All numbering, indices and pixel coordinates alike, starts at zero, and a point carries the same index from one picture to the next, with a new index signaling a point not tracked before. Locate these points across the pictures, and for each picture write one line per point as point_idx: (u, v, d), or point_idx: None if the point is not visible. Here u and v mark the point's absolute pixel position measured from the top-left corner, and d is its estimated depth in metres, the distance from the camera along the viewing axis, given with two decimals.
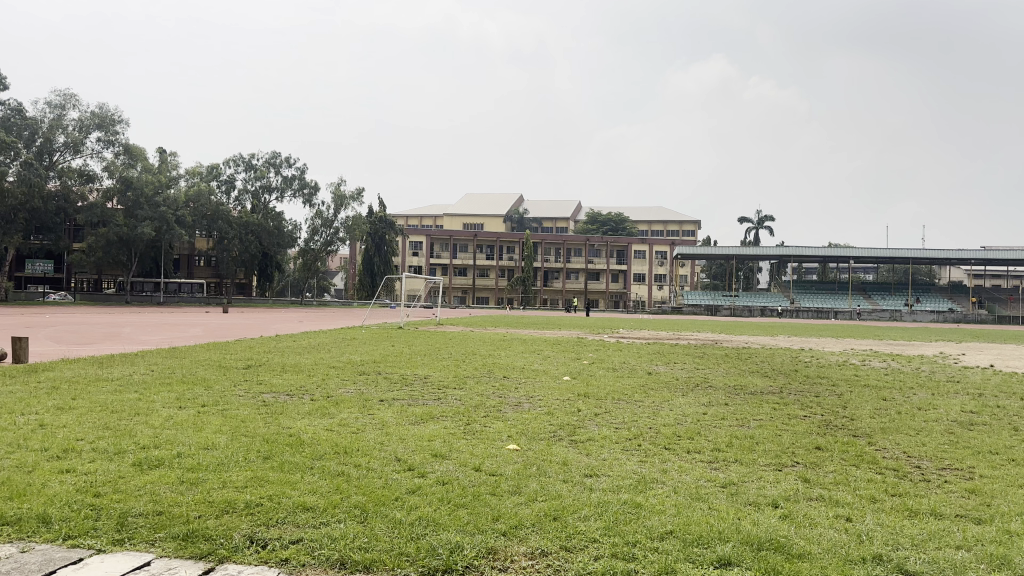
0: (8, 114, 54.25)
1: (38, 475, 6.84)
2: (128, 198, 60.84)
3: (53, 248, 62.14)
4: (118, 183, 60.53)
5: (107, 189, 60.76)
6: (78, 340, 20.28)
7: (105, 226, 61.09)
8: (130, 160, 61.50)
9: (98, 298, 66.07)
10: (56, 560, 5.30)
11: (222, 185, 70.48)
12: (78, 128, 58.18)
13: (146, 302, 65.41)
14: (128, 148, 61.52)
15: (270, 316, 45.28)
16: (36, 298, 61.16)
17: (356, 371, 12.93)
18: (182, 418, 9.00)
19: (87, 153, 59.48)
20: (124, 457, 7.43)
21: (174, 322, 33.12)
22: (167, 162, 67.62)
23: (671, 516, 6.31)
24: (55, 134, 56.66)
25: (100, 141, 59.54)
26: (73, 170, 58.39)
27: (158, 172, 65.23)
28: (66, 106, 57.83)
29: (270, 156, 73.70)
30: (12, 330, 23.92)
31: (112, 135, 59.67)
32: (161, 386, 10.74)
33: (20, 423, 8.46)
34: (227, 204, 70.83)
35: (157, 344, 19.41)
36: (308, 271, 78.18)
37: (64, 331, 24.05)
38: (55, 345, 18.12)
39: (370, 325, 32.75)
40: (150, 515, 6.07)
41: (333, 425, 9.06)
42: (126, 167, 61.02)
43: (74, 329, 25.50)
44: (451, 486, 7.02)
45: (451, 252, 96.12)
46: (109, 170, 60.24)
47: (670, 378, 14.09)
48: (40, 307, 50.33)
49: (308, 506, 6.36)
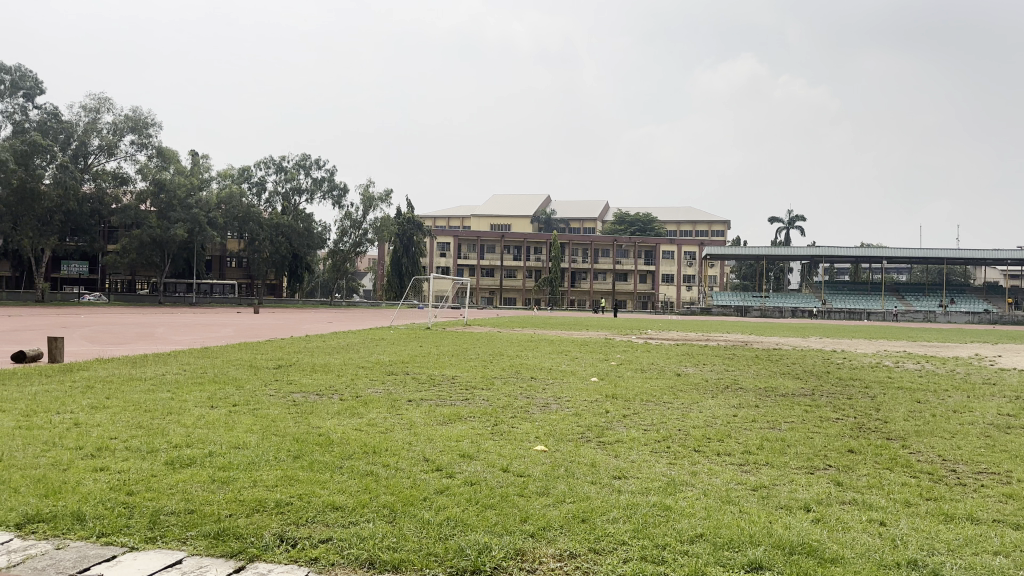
0: (45, 118, 55.29)
1: (73, 473, 6.96)
2: (161, 201, 61.77)
3: (89, 249, 63.42)
4: (151, 185, 61.45)
5: (140, 191, 61.83)
6: (112, 339, 20.68)
7: (139, 228, 62.23)
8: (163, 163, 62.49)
9: (134, 299, 67.32)
10: (90, 557, 5.38)
11: (253, 187, 71.31)
12: (113, 131, 59.18)
13: (179, 303, 66.53)
14: (161, 151, 62.49)
15: (301, 316, 45.77)
16: (73, 299, 62.47)
17: (385, 372, 13.02)
18: (214, 417, 9.11)
19: (121, 156, 60.51)
20: (157, 456, 7.54)
21: (206, 322, 33.68)
22: (198, 164, 68.63)
23: (701, 519, 6.23)
24: (90, 137, 57.70)
25: (134, 144, 60.54)
26: (107, 173, 59.39)
27: (190, 174, 66.22)
28: (102, 109, 58.86)
29: (301, 158, 74.38)
30: (50, 330, 24.46)
31: (145, 138, 60.62)
32: (194, 386, 10.89)
33: (56, 422, 8.63)
34: (258, 205, 71.69)
35: (189, 344, 19.70)
36: (337, 272, 78.84)
37: (100, 331, 24.54)
38: (91, 345, 18.48)
39: (399, 326, 32.97)
40: (182, 513, 6.14)
41: (361, 425, 9.11)
42: (159, 170, 61.96)
43: (109, 329, 26.00)
44: (479, 487, 7.02)
45: (478, 253, 96.45)
46: (143, 172, 61.29)
47: (699, 379, 13.97)
48: (76, 308, 51.38)
49: (337, 505, 6.40)
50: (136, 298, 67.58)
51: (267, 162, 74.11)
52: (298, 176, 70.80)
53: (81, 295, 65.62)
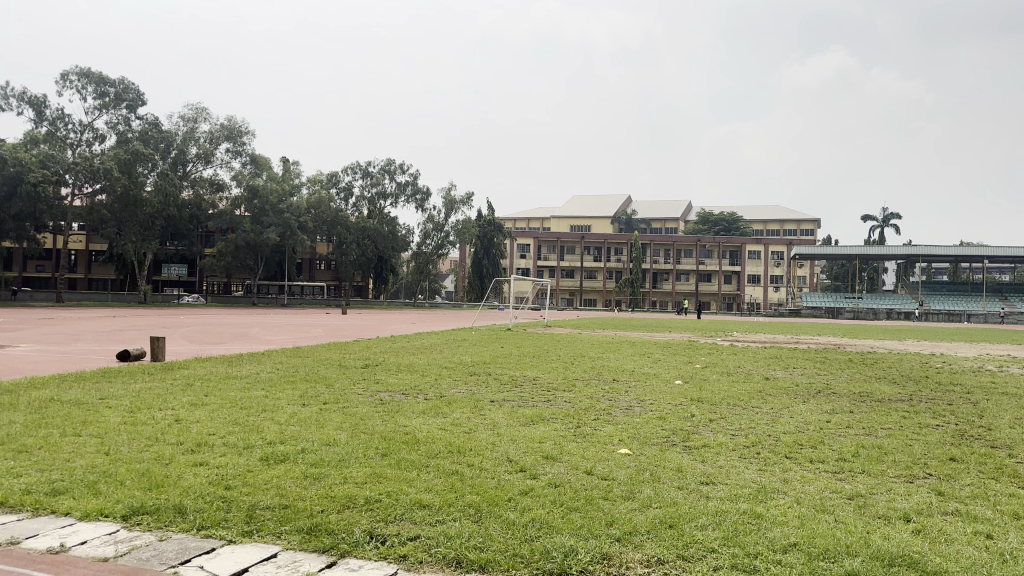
0: (147, 128, 58.23)
1: (175, 467, 7.30)
2: (255, 206, 64.28)
3: (188, 253, 66.61)
4: (245, 192, 63.97)
5: (235, 197, 64.63)
6: (210, 339, 21.66)
7: (234, 233, 65.17)
8: (256, 169, 65.06)
9: (229, 300, 70.31)
10: (191, 549, 5.62)
11: (341, 192, 73.35)
12: (209, 139, 61.99)
13: (271, 304, 69.18)
14: (255, 158, 65.09)
15: (386, 318, 46.78)
16: (173, 300, 65.76)
17: (468, 372, 13.15)
18: (305, 415, 9.40)
19: (217, 163, 63.34)
20: (252, 452, 7.83)
21: (297, 323, 34.80)
22: (290, 171, 71.21)
23: (793, 528, 6.02)
24: (189, 145, 60.70)
25: (229, 152, 63.29)
26: (204, 180, 62.23)
27: (281, 181, 68.76)
28: (200, 119, 61.79)
29: (386, 163, 75.99)
30: (153, 330, 25.83)
31: (239, 146, 63.25)
32: (286, 384, 11.26)
33: (160, 418, 9.08)
34: (346, 210, 73.74)
35: (280, 343, 20.39)
36: (420, 274, 80.29)
37: (198, 331, 25.70)
38: (190, 344, 19.38)
39: (480, 327, 33.26)
40: (277, 508, 6.35)
41: (446, 425, 9.22)
42: (252, 176, 64.55)
43: (207, 329, 27.18)
44: (563, 490, 6.98)
45: (558, 254, 96.41)
46: (237, 179, 63.93)
47: (788, 383, 13.51)
48: (176, 309, 54.21)
49: (424, 504, 6.48)
50: (232, 299, 70.59)
51: (354, 167, 76.05)
52: (384, 181, 72.37)
53: (181, 297, 68.98)
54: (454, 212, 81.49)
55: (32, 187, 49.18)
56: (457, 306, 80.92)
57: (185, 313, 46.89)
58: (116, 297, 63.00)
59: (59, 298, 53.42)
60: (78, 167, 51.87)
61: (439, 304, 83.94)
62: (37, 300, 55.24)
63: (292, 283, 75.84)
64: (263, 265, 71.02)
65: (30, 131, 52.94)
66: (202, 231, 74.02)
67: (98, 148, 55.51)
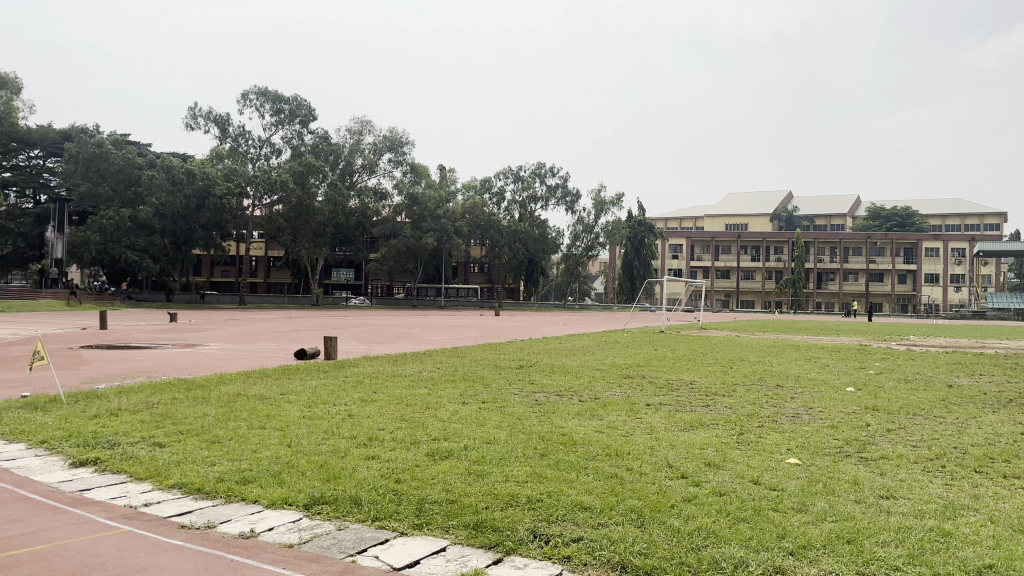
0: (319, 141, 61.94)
1: (349, 460, 7.74)
2: (414, 212, 66.91)
3: (354, 258, 70.63)
4: (406, 199, 66.95)
5: (397, 205, 67.65)
6: (377, 339, 22.92)
7: (396, 238, 67.88)
8: (416, 178, 67.75)
9: (392, 302, 73.84)
10: (366, 539, 5.93)
11: (494, 196, 75.00)
12: (373, 150, 65.42)
13: (429, 306, 72.00)
14: (415, 167, 67.73)
15: (541, 319, 47.38)
16: (341, 303, 69.95)
17: (622, 375, 13.04)
18: (466, 413, 9.67)
19: (380, 173, 66.84)
20: (419, 447, 8.16)
21: (458, 324, 36.04)
22: (446, 177, 73.71)
23: (990, 549, 5.46)
24: (355, 156, 64.57)
25: (392, 162, 66.56)
26: (369, 190, 66.17)
27: (438, 187, 71.29)
28: (365, 131, 65.28)
29: (537, 167, 76.84)
30: (326, 330, 27.66)
31: (401, 155, 66.38)
32: (446, 383, 11.65)
33: (334, 412, 9.67)
34: (499, 214, 75.33)
35: (439, 344, 21.16)
36: (571, 276, 80.68)
37: (366, 332, 27.21)
38: (359, 344, 20.50)
39: (637, 329, 32.90)
40: (444, 503, 6.56)
41: (603, 427, 9.17)
42: (412, 184, 67.38)
43: (374, 330, 28.75)
44: (729, 498, 6.73)
45: (713, 254, 93.69)
46: (398, 187, 66.89)
47: (977, 391, 12.31)
48: (343, 311, 57.42)
49: (586, 506, 6.47)
50: (393, 302, 74.13)
51: (506, 171, 77.43)
52: (536, 185, 73.11)
53: (348, 299, 73.28)
54: (606, 214, 80.97)
55: (219, 199, 54.35)
56: (610, 308, 80.55)
57: (351, 314, 49.68)
58: (290, 300, 67.96)
59: (241, 301, 58.38)
60: (257, 180, 56.65)
61: (592, 307, 83.93)
62: (222, 303, 60.64)
63: (448, 285, 78.52)
64: (422, 268, 73.98)
65: (217, 147, 57.94)
66: (367, 237, 78.39)
67: (276, 161, 59.86)
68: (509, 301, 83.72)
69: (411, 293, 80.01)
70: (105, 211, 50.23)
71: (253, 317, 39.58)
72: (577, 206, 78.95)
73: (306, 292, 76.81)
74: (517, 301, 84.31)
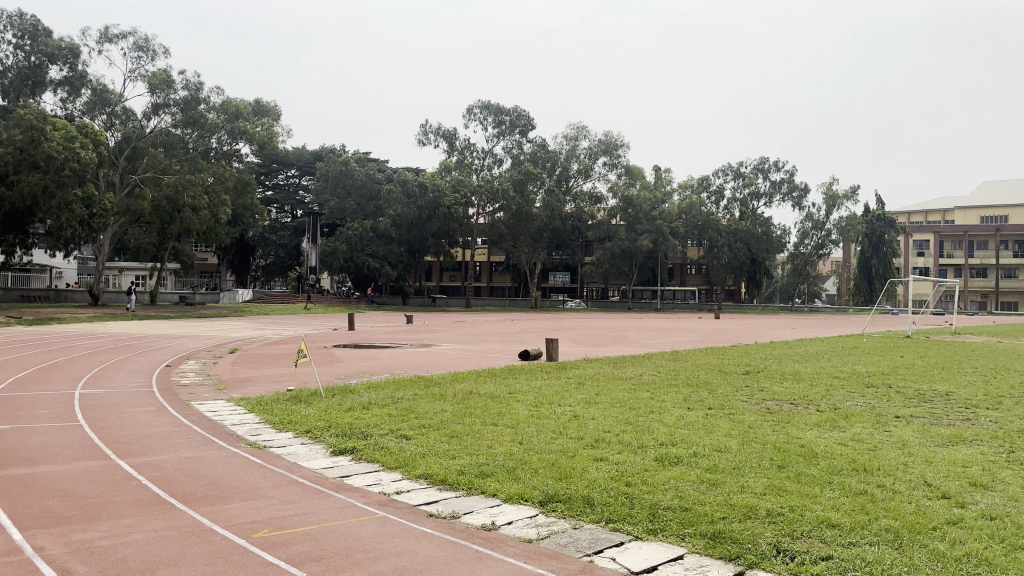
0: (536, 149, 64.02)
1: (580, 460, 7.88)
2: (630, 214, 66.66)
3: (571, 261, 71.71)
4: (621, 202, 66.91)
5: (612, 208, 67.65)
6: (596, 342, 23.13)
7: (611, 241, 68.72)
8: (630, 179, 67.92)
9: (608, 304, 73.99)
10: (602, 540, 6.00)
11: (713, 195, 72.53)
12: (589, 155, 65.87)
13: (646, 308, 71.15)
14: (629, 169, 67.69)
15: (767, 322, 45.06)
16: (559, 305, 71.20)
17: (863, 384, 12.02)
18: (693, 419, 9.47)
19: (595, 177, 66.36)
20: (647, 452, 8.12)
21: (678, 327, 35.34)
22: (662, 178, 72.60)
23: None
24: (571, 162, 65.41)
25: (607, 165, 66.56)
26: (585, 194, 65.90)
27: (654, 189, 70.31)
28: (581, 136, 66.05)
29: (759, 162, 73.17)
30: (548, 333, 28.38)
31: (615, 158, 66.44)
32: (670, 387, 11.48)
33: (561, 413, 9.91)
34: (718, 213, 72.76)
35: (660, 347, 20.87)
36: (797, 277, 75.85)
37: (586, 335, 27.56)
38: (580, 346, 20.81)
39: (878, 333, 30.24)
40: (678, 510, 6.46)
41: (845, 439, 8.54)
42: (626, 187, 67.65)
43: (594, 332, 29.04)
44: (1003, 524, 5.96)
45: (966, 250, 83.63)
46: (614, 191, 66.89)
47: None
48: (561, 314, 58.62)
49: (832, 523, 6.04)
50: (609, 304, 74.29)
51: (725, 169, 74.55)
52: (757, 180, 69.57)
53: (565, 301, 74.43)
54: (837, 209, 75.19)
55: (447, 209, 57.72)
56: (843, 310, 74.79)
57: (567, 317, 50.51)
58: (511, 303, 70.37)
59: (468, 304, 61.53)
60: (481, 189, 59.33)
61: (823, 309, 78.39)
62: (450, 306, 64.22)
63: (664, 287, 77.24)
64: (638, 271, 73.37)
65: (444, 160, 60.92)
66: (582, 241, 79.24)
67: (497, 170, 61.79)
68: (730, 303, 80.68)
69: (627, 296, 79.72)
70: (351, 223, 55.23)
71: (480, 320, 41.60)
72: (804, 203, 74.11)
73: (526, 295, 79.31)
74: (739, 303, 80.96)
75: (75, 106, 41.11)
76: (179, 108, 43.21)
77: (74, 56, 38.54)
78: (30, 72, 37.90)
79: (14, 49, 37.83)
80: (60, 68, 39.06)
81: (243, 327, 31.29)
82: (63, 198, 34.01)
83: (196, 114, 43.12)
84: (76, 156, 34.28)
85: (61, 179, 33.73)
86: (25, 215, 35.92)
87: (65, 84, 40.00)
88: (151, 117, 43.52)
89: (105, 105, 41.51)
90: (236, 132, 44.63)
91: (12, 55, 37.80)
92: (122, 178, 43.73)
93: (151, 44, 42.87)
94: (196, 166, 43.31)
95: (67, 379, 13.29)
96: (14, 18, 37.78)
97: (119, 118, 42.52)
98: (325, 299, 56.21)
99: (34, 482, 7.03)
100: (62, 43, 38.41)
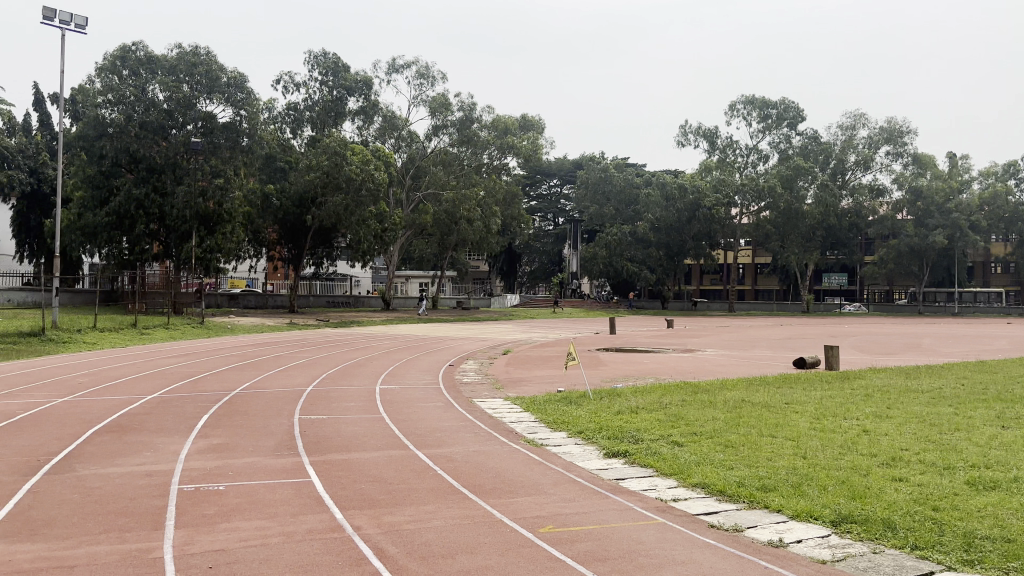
0: (807, 142, 58.59)
1: (874, 479, 7.20)
2: (918, 209, 60.12)
3: (848, 262, 65.75)
4: (909, 194, 59.98)
5: (897, 202, 61.07)
6: (882, 349, 21.02)
7: (897, 238, 61.92)
8: (919, 169, 59.87)
9: (894, 308, 66.18)
10: (908, 568, 5.42)
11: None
12: (869, 145, 59.62)
13: (939, 313, 63.12)
14: (918, 157, 59.58)
15: None
16: (834, 309, 65.48)
17: None
18: (1010, 439, 8.24)
19: (876, 168, 59.87)
20: (955, 475, 7.20)
21: (986, 335, 30.88)
22: (958, 166, 64.27)
23: None
24: (847, 153, 59.14)
25: (890, 154, 59.42)
26: (863, 187, 59.54)
27: (947, 178, 62.43)
28: (858, 125, 60.01)
29: None
30: (825, 339, 26.37)
31: (900, 147, 58.85)
32: (978, 403, 10.11)
33: (847, 427, 9.16)
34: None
35: (965, 357, 18.29)
36: None
37: (870, 342, 25.16)
38: (863, 354, 19.08)
39: None
40: (1000, 540, 5.63)
41: None
42: (915, 177, 59.89)
43: (883, 340, 26.21)
44: None
45: None
46: (899, 182, 59.89)
47: None
48: (837, 318, 54.10)
49: None
50: (894, 306, 67.01)
51: None
52: None
53: (844, 305, 68.00)
54: None
55: (708, 210, 55.33)
56: None
57: (843, 322, 46.40)
58: (780, 306, 65.50)
59: (734, 308, 59.05)
60: (745, 187, 54.46)
61: None
62: (713, 309, 61.62)
63: (963, 289, 67.94)
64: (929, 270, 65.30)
65: (704, 160, 57.68)
66: (859, 239, 72.48)
67: (765, 167, 56.57)
68: None
69: (915, 299, 71.60)
70: (609, 229, 56.19)
71: (747, 324, 39.78)
72: None
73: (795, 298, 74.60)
74: None
75: (368, 132, 46.25)
76: (455, 129, 46.90)
77: (367, 87, 43.83)
78: (333, 105, 43.59)
79: (320, 85, 43.35)
80: (357, 100, 44.43)
81: (514, 330, 32.95)
82: (361, 214, 39.39)
83: (470, 132, 46.65)
84: (371, 177, 39.08)
85: (359, 197, 39.00)
86: (331, 231, 41.08)
87: (360, 113, 44.79)
88: (432, 138, 47.79)
89: (394, 129, 46.19)
90: (505, 147, 48.23)
91: (319, 90, 43.47)
92: (408, 195, 48.75)
93: (430, 70, 47.13)
94: (471, 180, 46.91)
95: (368, 376, 14.95)
96: (320, 57, 43.22)
97: (405, 141, 47.03)
98: (587, 303, 57.35)
99: (350, 466, 7.97)
100: (358, 77, 43.83)
